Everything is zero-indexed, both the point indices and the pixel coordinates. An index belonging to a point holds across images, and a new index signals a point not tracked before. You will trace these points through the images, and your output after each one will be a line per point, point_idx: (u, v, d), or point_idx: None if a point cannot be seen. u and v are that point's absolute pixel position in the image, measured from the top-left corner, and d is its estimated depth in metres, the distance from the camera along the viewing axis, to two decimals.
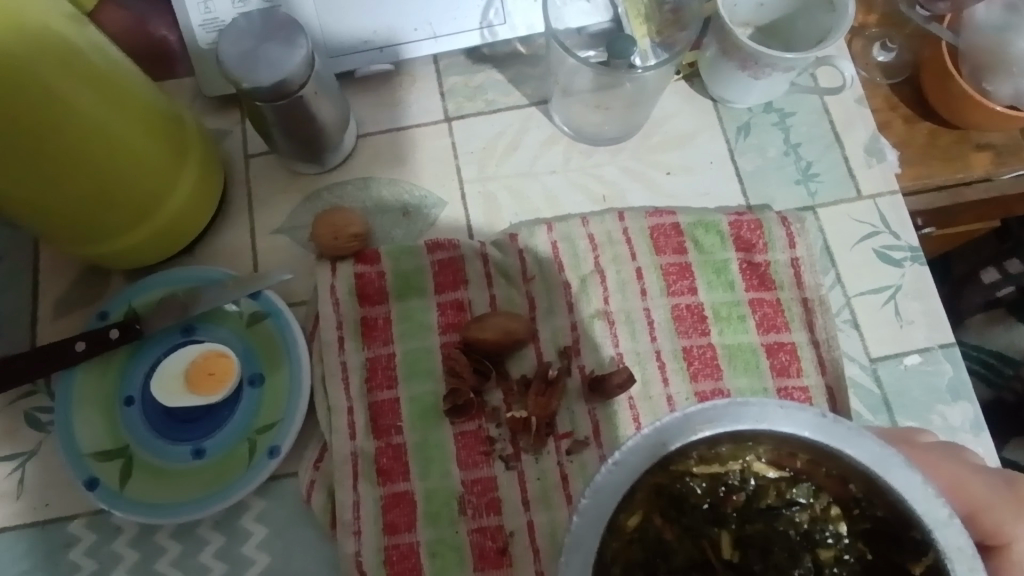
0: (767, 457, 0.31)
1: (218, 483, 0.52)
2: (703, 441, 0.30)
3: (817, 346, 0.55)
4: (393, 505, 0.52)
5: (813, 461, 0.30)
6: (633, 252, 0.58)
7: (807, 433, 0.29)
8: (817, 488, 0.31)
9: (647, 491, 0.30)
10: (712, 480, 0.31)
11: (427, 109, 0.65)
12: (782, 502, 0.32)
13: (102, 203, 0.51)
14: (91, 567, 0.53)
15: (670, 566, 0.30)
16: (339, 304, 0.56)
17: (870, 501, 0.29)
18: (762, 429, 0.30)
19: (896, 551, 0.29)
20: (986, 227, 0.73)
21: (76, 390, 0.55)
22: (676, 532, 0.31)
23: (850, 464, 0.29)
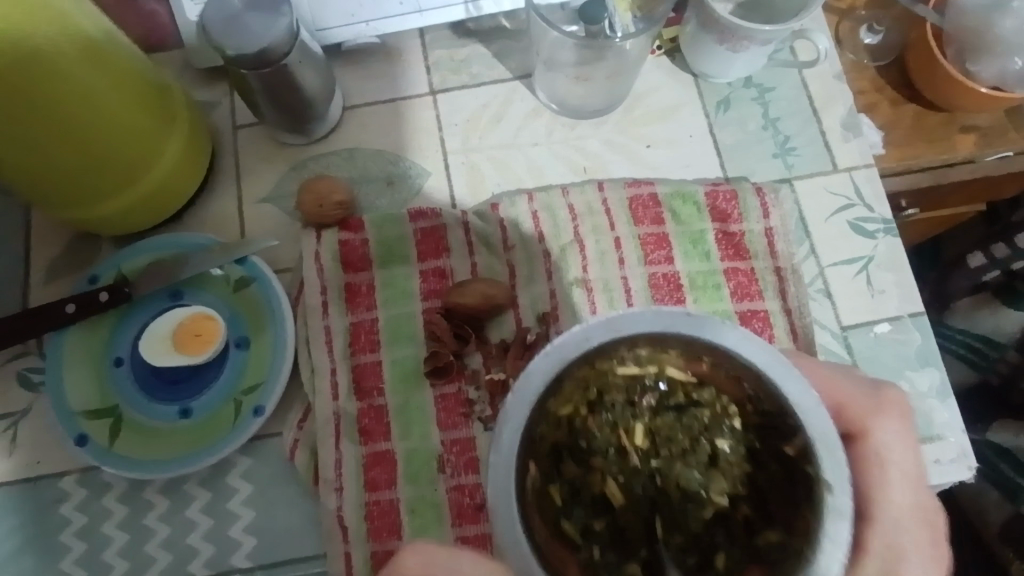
0: (679, 360, 0.31)
1: (204, 441, 0.54)
2: (622, 342, 0.31)
3: (790, 314, 0.57)
4: (374, 464, 0.54)
5: (716, 364, 0.31)
6: (612, 223, 0.60)
7: (704, 331, 0.31)
8: (718, 392, 0.31)
9: (575, 384, 0.31)
10: (630, 380, 0.31)
11: (412, 82, 0.66)
12: (688, 405, 0.31)
13: (86, 169, 0.52)
14: (81, 522, 0.54)
15: (591, 447, 0.30)
16: (323, 270, 0.57)
17: (758, 396, 0.31)
18: (672, 330, 0.31)
19: (776, 438, 0.30)
20: (973, 209, 0.79)
21: (67, 352, 0.56)
22: (598, 421, 0.30)
23: (740, 363, 0.31)
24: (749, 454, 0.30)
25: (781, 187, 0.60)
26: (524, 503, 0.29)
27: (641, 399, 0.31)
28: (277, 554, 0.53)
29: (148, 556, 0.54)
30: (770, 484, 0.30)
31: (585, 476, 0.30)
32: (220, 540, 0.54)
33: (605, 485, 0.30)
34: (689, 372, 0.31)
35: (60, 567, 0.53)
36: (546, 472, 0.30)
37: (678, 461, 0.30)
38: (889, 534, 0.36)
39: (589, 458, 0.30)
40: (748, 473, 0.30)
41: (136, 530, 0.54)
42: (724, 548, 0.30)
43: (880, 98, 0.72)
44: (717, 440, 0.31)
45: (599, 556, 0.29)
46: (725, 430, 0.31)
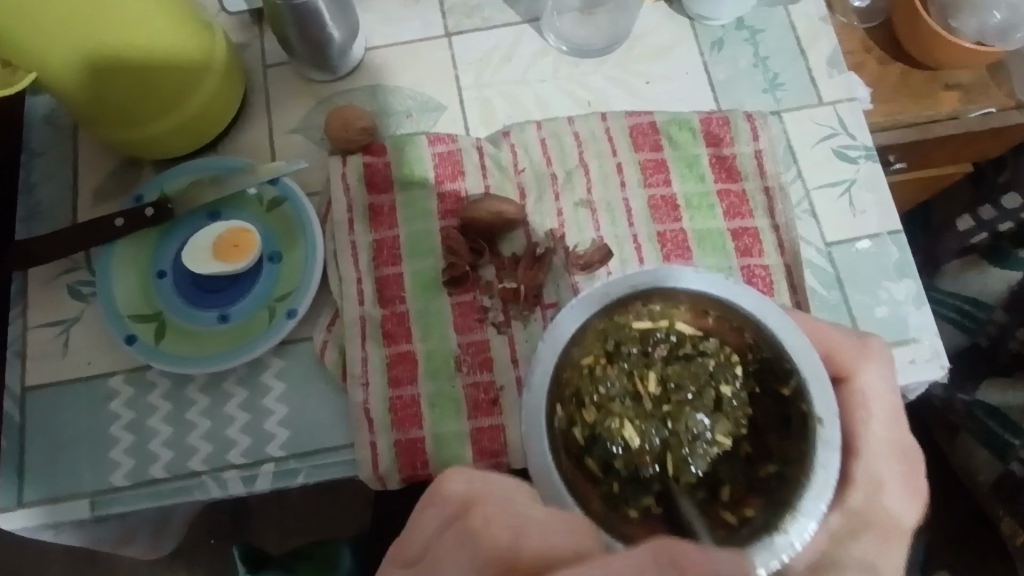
0: (686, 314, 0.38)
1: (241, 340, 0.59)
2: (637, 296, 0.37)
3: (777, 230, 0.62)
4: (397, 363, 0.59)
5: (721, 316, 0.38)
6: (614, 149, 0.65)
7: (711, 288, 0.37)
8: (722, 342, 0.38)
9: (595, 335, 0.37)
10: (644, 333, 0.38)
11: (429, 26, 0.71)
12: (696, 352, 0.37)
13: (126, 96, 0.58)
14: (129, 417, 0.59)
15: (608, 393, 0.37)
16: (349, 189, 0.63)
17: (758, 343, 0.36)
18: (677, 286, 0.37)
19: (773, 380, 0.36)
20: (961, 170, 0.88)
21: (116, 262, 0.62)
22: (616, 368, 0.37)
23: (744, 314, 0.37)
24: (751, 396, 0.36)
25: (769, 116, 0.66)
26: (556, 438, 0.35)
27: (656, 351, 0.37)
28: (310, 444, 0.58)
29: (190, 446, 0.58)
30: (772, 418, 0.36)
31: (603, 419, 0.36)
32: (257, 432, 0.59)
33: (622, 428, 0.36)
34: (696, 325, 0.38)
35: (110, 456, 0.58)
36: (573, 412, 0.36)
37: (683, 407, 0.37)
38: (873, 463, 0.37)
39: (606, 404, 0.36)
40: (750, 415, 0.36)
41: (179, 423, 0.59)
42: (727, 478, 0.35)
43: (869, 57, 0.79)
44: (722, 385, 0.37)
45: (621, 485, 0.35)
46: (730, 377, 0.37)
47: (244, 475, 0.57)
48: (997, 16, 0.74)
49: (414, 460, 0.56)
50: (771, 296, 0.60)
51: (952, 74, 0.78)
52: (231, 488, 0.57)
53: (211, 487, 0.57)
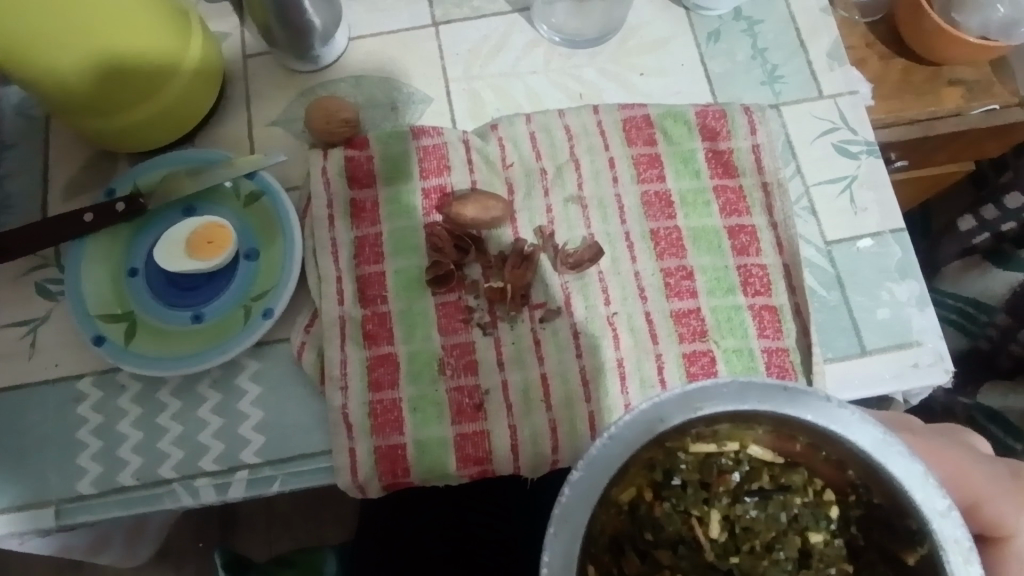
0: (766, 438, 0.33)
1: (215, 341, 0.56)
2: (702, 419, 0.32)
3: (775, 228, 0.59)
4: (378, 365, 0.56)
5: (812, 445, 0.32)
6: (607, 143, 0.62)
7: (801, 416, 0.31)
8: (814, 476, 0.33)
9: (641, 468, 0.33)
10: (702, 460, 0.34)
11: (415, 15, 0.69)
12: (774, 486, 0.34)
13: (95, 82, 0.54)
14: (97, 421, 0.57)
15: (657, 539, 0.33)
16: (330, 183, 0.60)
17: (863, 491, 0.31)
18: (758, 410, 0.31)
19: (893, 538, 0.30)
20: (963, 169, 0.85)
21: (86, 259, 0.59)
22: (665, 507, 0.34)
23: (854, 450, 0.30)
24: (846, 547, 0.33)
25: (768, 110, 0.63)
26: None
27: (725, 485, 0.34)
28: (286, 450, 0.56)
29: (161, 452, 0.56)
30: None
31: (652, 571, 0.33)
32: (231, 437, 0.56)
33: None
34: (772, 454, 0.34)
35: (77, 461, 0.56)
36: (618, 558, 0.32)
37: (756, 557, 0.34)
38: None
39: (657, 551, 0.33)
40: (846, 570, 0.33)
41: (150, 428, 0.56)
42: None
43: (870, 53, 0.77)
44: (808, 530, 0.33)
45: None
46: (822, 522, 0.33)
47: (217, 483, 0.55)
48: (1000, 11, 0.72)
49: (395, 468, 0.54)
50: (769, 297, 0.57)
51: (955, 70, 0.76)
52: (203, 496, 0.55)
53: (182, 495, 0.55)
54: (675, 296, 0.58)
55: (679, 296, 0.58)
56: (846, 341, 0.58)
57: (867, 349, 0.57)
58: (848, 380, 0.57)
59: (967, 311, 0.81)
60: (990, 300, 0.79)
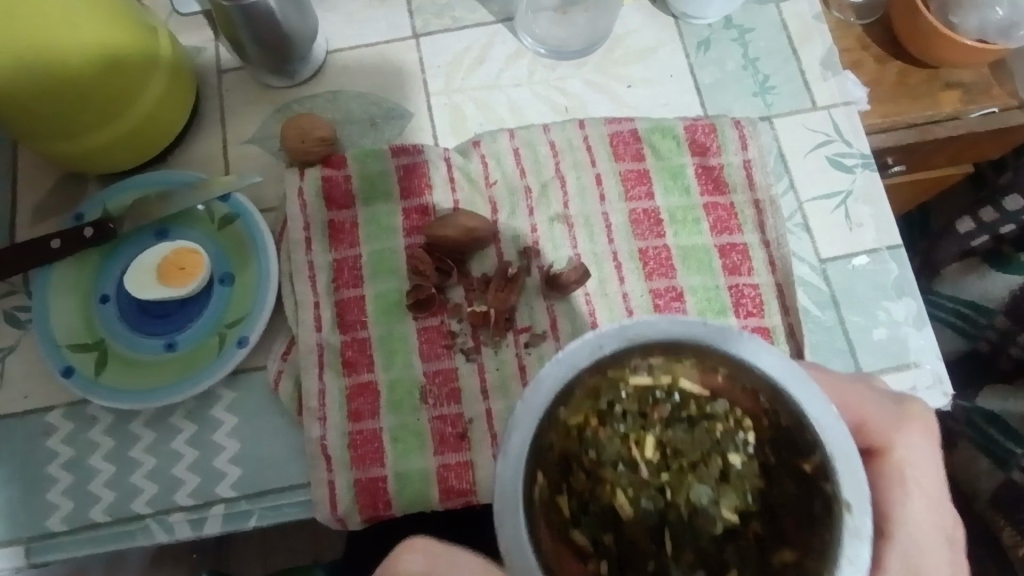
0: (697, 370, 0.28)
1: (188, 371, 0.55)
2: (639, 349, 0.28)
3: (768, 247, 0.57)
4: (357, 395, 0.54)
5: (733, 375, 0.28)
6: (593, 159, 0.60)
7: (718, 339, 0.28)
8: (732, 405, 0.28)
9: (585, 394, 0.28)
10: (640, 391, 0.28)
11: (395, 26, 0.66)
12: (700, 416, 0.27)
13: (32, 104, 0.51)
14: (68, 454, 0.55)
15: (596, 463, 0.27)
16: (307, 205, 0.58)
17: (782, 422, 0.27)
18: (683, 338, 0.28)
19: (794, 459, 0.27)
20: (960, 171, 0.83)
21: (55, 285, 0.57)
22: (605, 434, 0.27)
23: (759, 376, 0.28)
24: (762, 470, 0.27)
25: (759, 123, 0.61)
26: (543, 520, 0.26)
27: (650, 408, 0.28)
28: (263, 483, 0.54)
29: (133, 486, 0.54)
30: (782, 495, 0.27)
31: (586, 496, 0.27)
32: (206, 470, 0.54)
33: (610, 507, 0.26)
34: (705, 382, 0.28)
35: (47, 498, 0.54)
36: (556, 485, 0.27)
37: (687, 475, 0.27)
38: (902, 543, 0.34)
39: (590, 477, 0.27)
40: (759, 489, 0.27)
41: (122, 462, 0.54)
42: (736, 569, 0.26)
43: (865, 56, 0.74)
44: (732, 446, 0.27)
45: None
46: (741, 444, 0.27)
47: (192, 518, 0.53)
48: (999, 12, 0.68)
49: (375, 501, 0.52)
50: (761, 319, 0.55)
51: (952, 73, 0.73)
52: (177, 532, 0.53)
53: (156, 532, 0.53)
54: None
55: None
56: (842, 363, 0.56)
57: (864, 371, 0.55)
58: None
59: (968, 314, 0.79)
60: (989, 304, 0.76)
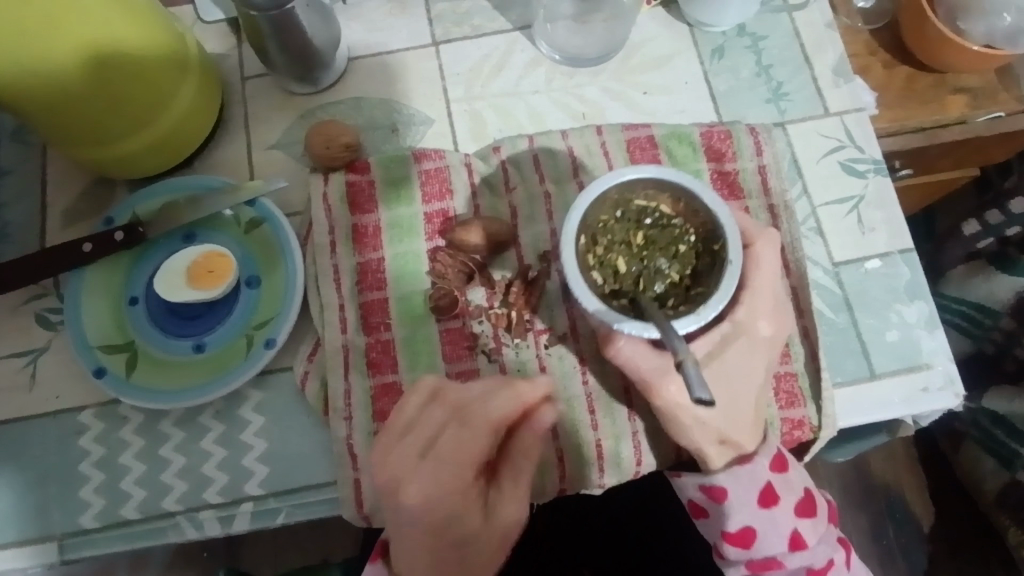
0: (671, 202, 0.49)
1: (218, 371, 0.56)
2: (640, 181, 0.48)
3: (783, 250, 0.58)
4: (382, 395, 0.56)
5: (689, 204, 0.48)
6: (611, 164, 0.61)
7: (686, 182, 0.47)
8: (685, 221, 0.49)
9: (609, 203, 0.49)
10: (638, 210, 0.49)
11: (416, 34, 0.68)
12: (666, 223, 0.49)
13: (61, 109, 0.52)
14: (99, 453, 0.56)
15: (610, 242, 0.48)
16: (331, 210, 0.59)
17: (712, 226, 0.47)
18: (667, 180, 0.47)
19: (711, 242, 0.47)
20: (967, 175, 0.83)
21: (86, 288, 0.58)
22: (619, 226, 0.49)
23: (702, 203, 0.47)
24: (696, 253, 0.48)
25: (773, 129, 0.63)
26: (579, 255, 0.47)
27: (643, 218, 0.49)
28: (290, 482, 0.55)
29: (164, 484, 0.55)
30: (706, 266, 0.47)
31: (604, 255, 0.48)
32: (234, 469, 0.55)
33: (615, 262, 0.48)
34: (676, 210, 0.49)
35: (80, 496, 0.55)
36: (589, 246, 0.48)
37: (656, 251, 0.48)
38: (752, 299, 0.49)
39: (608, 247, 0.48)
40: (693, 264, 0.48)
41: (153, 460, 0.56)
42: (671, 295, 0.47)
43: (874, 60, 0.75)
44: (682, 239, 0.48)
45: (608, 293, 0.47)
46: (684, 239, 0.48)
47: (221, 515, 0.54)
48: (1007, 19, 0.69)
49: None
50: None
51: (959, 78, 0.74)
52: (207, 529, 0.54)
53: (187, 529, 0.54)
54: None
55: None
56: (855, 365, 0.57)
57: (877, 373, 0.56)
58: (858, 405, 0.56)
59: (974, 316, 0.81)
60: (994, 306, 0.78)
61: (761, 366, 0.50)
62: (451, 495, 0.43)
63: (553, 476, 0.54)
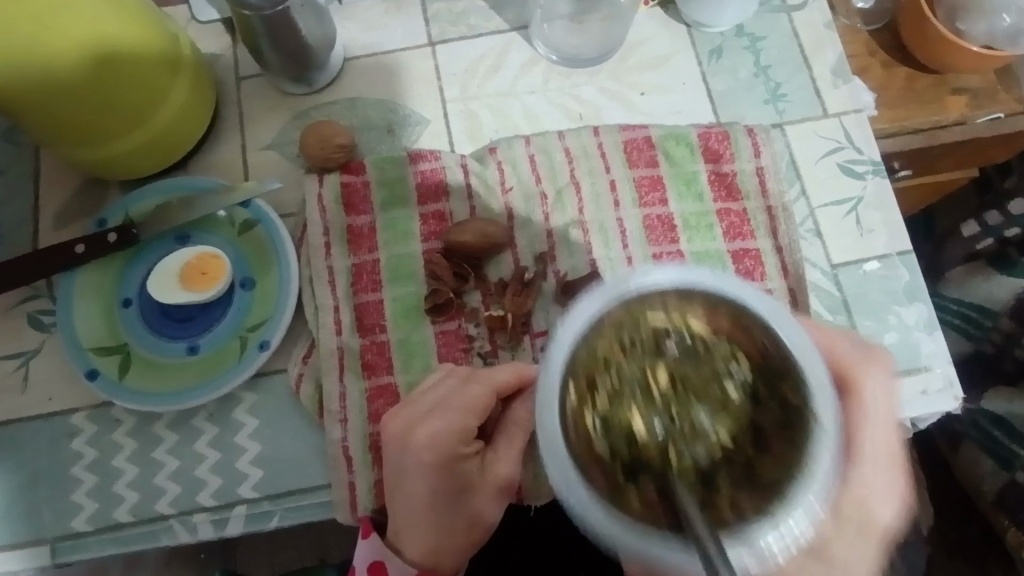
0: (709, 315, 0.33)
1: (211, 374, 0.55)
2: (658, 288, 0.33)
3: (780, 252, 0.58)
4: (377, 397, 0.55)
5: (737, 316, 0.33)
6: (607, 165, 0.61)
7: (721, 284, 0.33)
8: (733, 348, 0.32)
9: (611, 326, 0.33)
10: (657, 328, 0.33)
11: (411, 34, 0.67)
12: (705, 349, 0.32)
13: (47, 104, 0.51)
14: (91, 456, 0.56)
15: (619, 381, 0.32)
16: (326, 211, 0.59)
17: (773, 358, 0.32)
18: (698, 286, 0.33)
19: (780, 384, 0.31)
20: (966, 175, 0.84)
21: (78, 289, 0.58)
22: (629, 361, 0.32)
23: (757, 319, 0.33)
24: (755, 397, 0.31)
25: (771, 130, 0.62)
26: (563, 413, 0.32)
27: (662, 344, 0.32)
28: (283, 485, 0.55)
29: (157, 487, 0.55)
30: (771, 420, 0.31)
31: (609, 408, 0.32)
32: (228, 472, 0.55)
33: (629, 417, 0.31)
34: (712, 328, 0.33)
35: (72, 499, 0.55)
36: (581, 396, 0.32)
37: (689, 400, 0.31)
38: (863, 471, 0.39)
39: (616, 393, 0.32)
40: (751, 416, 0.31)
41: (145, 463, 0.55)
42: (721, 473, 0.30)
43: (873, 61, 0.75)
44: (727, 376, 0.32)
45: (623, 473, 0.31)
46: (730, 374, 0.32)
47: (215, 518, 0.54)
48: (1006, 20, 0.69)
49: None
50: None
51: (959, 79, 0.74)
52: (201, 533, 0.54)
53: (179, 532, 0.54)
54: None
55: None
56: None
57: None
58: None
59: (971, 317, 0.80)
60: (993, 308, 0.77)
61: (869, 551, 0.41)
62: (456, 442, 0.47)
63: (548, 478, 0.53)
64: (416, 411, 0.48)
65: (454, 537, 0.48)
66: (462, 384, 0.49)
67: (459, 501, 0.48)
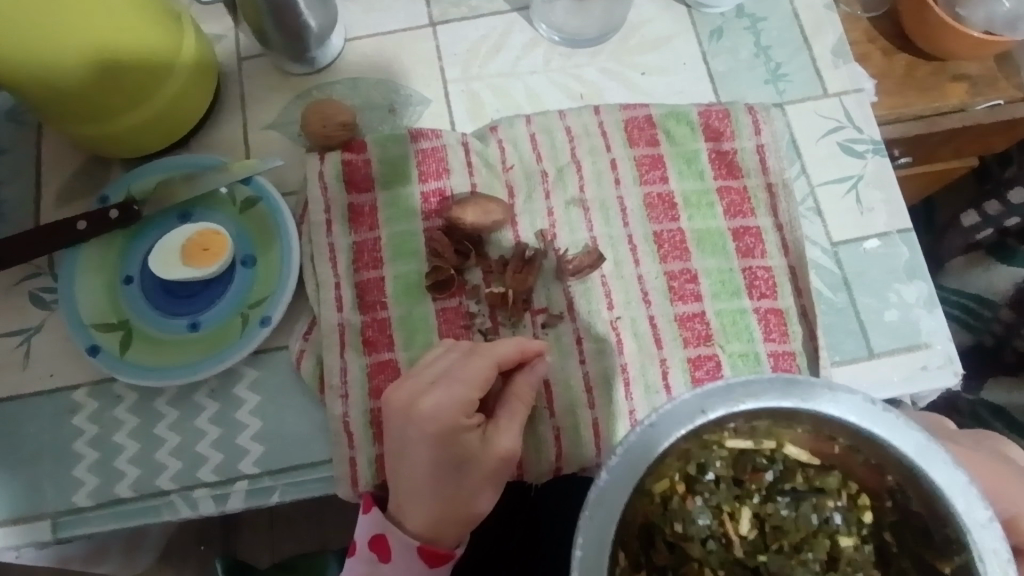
0: (803, 439, 0.34)
1: (212, 350, 0.56)
2: (743, 415, 0.32)
3: (781, 230, 0.58)
4: (378, 372, 0.55)
5: (851, 446, 0.33)
6: (609, 144, 0.61)
7: (848, 417, 0.31)
8: (848, 479, 0.35)
9: (677, 458, 0.34)
10: (734, 458, 0.35)
11: (413, 15, 0.67)
12: (807, 487, 0.36)
13: (52, 80, 0.51)
14: (93, 432, 0.56)
15: (687, 531, 0.35)
16: (327, 188, 0.59)
17: (900, 501, 0.33)
18: (803, 410, 0.32)
19: (914, 538, 0.33)
20: (964, 165, 0.81)
21: (81, 266, 0.58)
22: (694, 503, 0.35)
23: (891, 453, 0.31)
24: (874, 551, 0.35)
25: (772, 109, 0.62)
26: None
27: (763, 476, 0.36)
28: (284, 460, 0.55)
29: (158, 462, 0.55)
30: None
31: (677, 562, 0.35)
32: (229, 447, 0.55)
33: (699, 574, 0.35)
34: (808, 460, 0.35)
35: (73, 474, 0.55)
36: (638, 549, 0.34)
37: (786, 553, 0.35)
38: None
39: (684, 543, 0.35)
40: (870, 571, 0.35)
41: (147, 438, 0.55)
42: None
43: (873, 47, 0.75)
44: (827, 525, 0.35)
45: None
46: (853, 527, 0.35)
47: (216, 493, 0.54)
48: (1005, 5, 0.69)
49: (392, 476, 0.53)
50: (774, 300, 0.56)
51: (959, 65, 0.74)
52: (202, 508, 0.54)
53: (180, 507, 0.54)
54: (679, 300, 0.57)
55: (683, 300, 0.57)
56: (854, 344, 0.57)
57: (875, 352, 0.56)
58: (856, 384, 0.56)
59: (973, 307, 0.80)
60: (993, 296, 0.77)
61: None
62: (458, 413, 0.46)
63: (549, 454, 0.53)
64: (419, 383, 0.49)
65: (453, 511, 0.48)
66: (464, 356, 0.49)
67: (459, 476, 0.47)
